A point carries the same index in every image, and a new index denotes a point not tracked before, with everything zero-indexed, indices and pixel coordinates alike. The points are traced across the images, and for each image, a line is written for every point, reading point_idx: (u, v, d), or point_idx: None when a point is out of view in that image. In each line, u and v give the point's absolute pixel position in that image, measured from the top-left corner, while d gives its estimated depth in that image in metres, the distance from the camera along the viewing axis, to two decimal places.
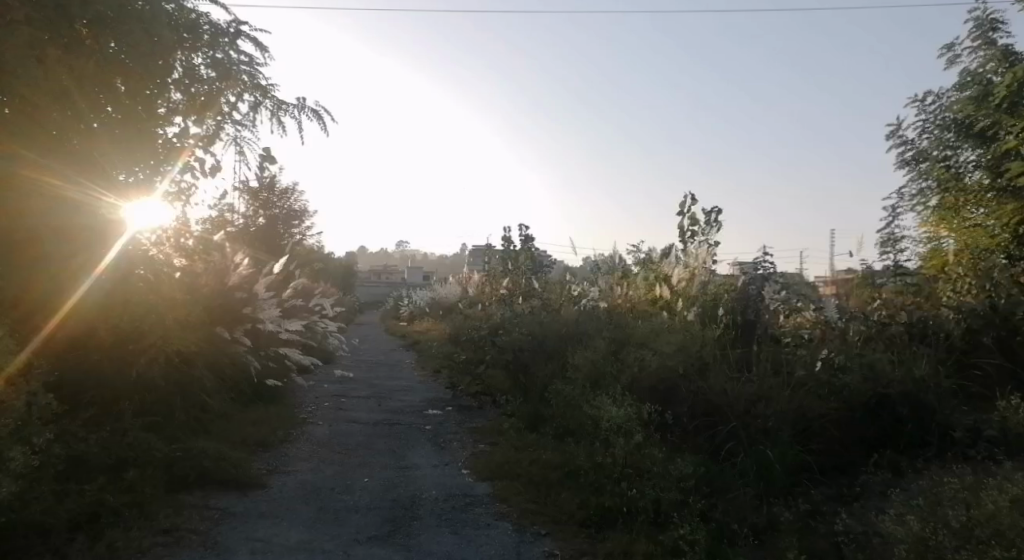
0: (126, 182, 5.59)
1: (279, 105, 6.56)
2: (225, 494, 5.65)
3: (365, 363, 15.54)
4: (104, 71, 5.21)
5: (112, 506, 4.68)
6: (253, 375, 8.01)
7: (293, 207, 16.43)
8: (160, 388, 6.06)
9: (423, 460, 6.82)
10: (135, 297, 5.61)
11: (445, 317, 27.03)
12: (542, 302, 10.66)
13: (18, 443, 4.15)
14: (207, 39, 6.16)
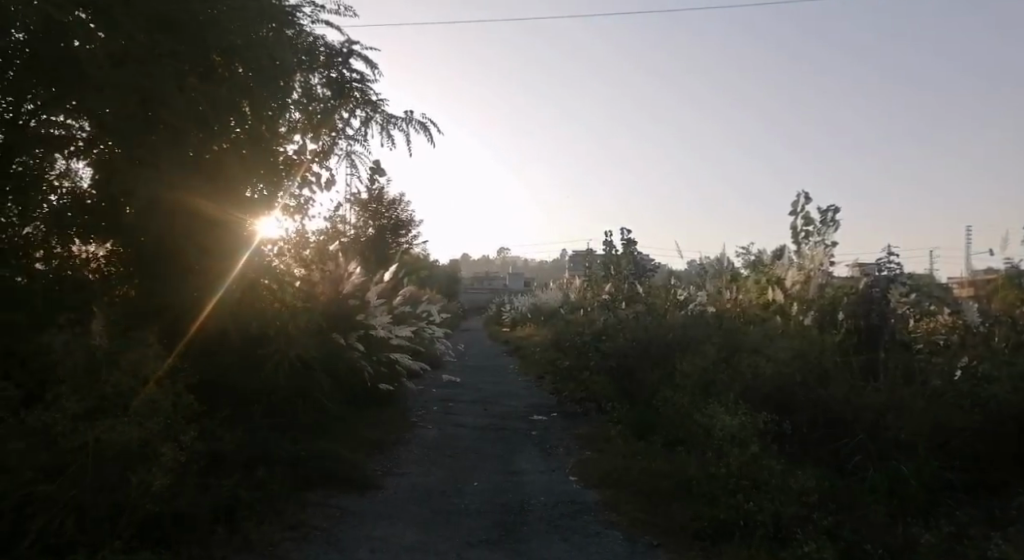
0: (252, 199, 5.97)
1: (388, 119, 6.84)
2: (346, 494, 5.97)
3: (472, 368, 15.91)
4: (232, 95, 5.52)
5: (247, 501, 5.04)
6: (367, 379, 8.41)
7: (400, 217, 17.18)
8: (284, 391, 6.39)
9: (529, 466, 6.86)
10: (259, 304, 6.06)
11: (546, 323, 27.12)
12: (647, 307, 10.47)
13: (168, 441, 4.56)
14: (324, 61, 6.56)
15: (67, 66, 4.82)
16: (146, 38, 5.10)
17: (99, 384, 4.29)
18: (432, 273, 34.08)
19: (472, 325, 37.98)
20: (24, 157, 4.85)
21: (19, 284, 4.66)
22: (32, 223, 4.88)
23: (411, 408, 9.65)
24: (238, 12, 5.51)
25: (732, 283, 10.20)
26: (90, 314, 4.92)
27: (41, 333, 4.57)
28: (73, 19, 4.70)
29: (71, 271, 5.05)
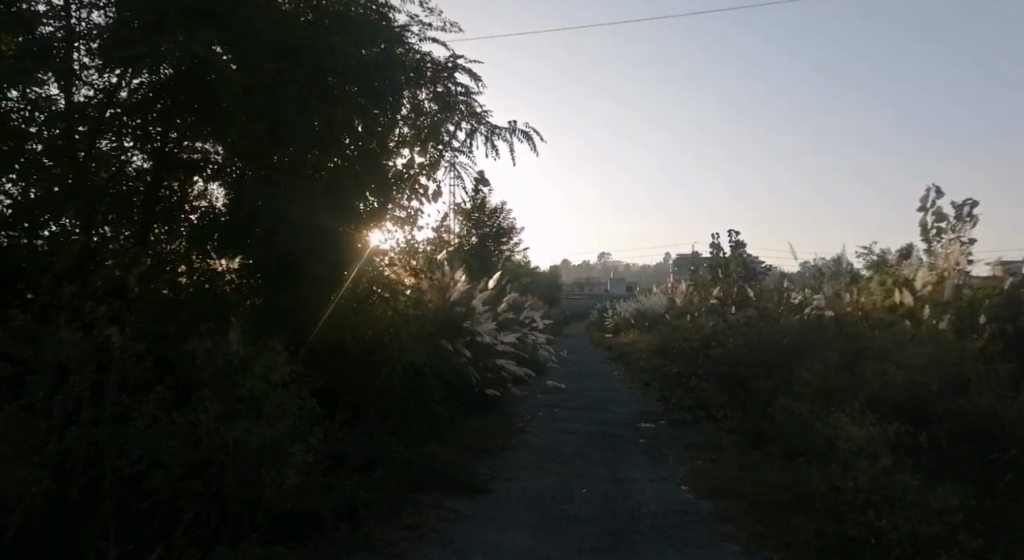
0: (363, 210, 6.18)
1: (492, 130, 6.99)
2: (458, 497, 6.15)
3: (576, 375, 15.92)
4: (347, 115, 5.84)
5: (365, 501, 5.28)
6: (475, 386, 8.60)
7: (502, 225, 17.47)
8: (396, 395, 6.65)
9: (638, 474, 6.75)
10: (375, 313, 6.30)
11: (648, 329, 26.65)
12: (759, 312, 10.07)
13: (298, 442, 4.87)
14: (431, 77, 6.72)
15: (207, 96, 5.43)
16: (272, 67, 5.43)
17: (239, 387, 4.57)
18: (530, 280, 34.39)
19: (569, 332, 37.94)
20: (170, 181, 5.64)
21: (165, 295, 5.15)
22: (177, 239, 5.49)
23: (517, 414, 9.77)
24: (352, 36, 5.90)
25: (855, 286, 9.62)
26: (229, 326, 5.13)
27: (186, 340, 4.90)
28: (212, 52, 5.11)
29: (212, 288, 5.37)
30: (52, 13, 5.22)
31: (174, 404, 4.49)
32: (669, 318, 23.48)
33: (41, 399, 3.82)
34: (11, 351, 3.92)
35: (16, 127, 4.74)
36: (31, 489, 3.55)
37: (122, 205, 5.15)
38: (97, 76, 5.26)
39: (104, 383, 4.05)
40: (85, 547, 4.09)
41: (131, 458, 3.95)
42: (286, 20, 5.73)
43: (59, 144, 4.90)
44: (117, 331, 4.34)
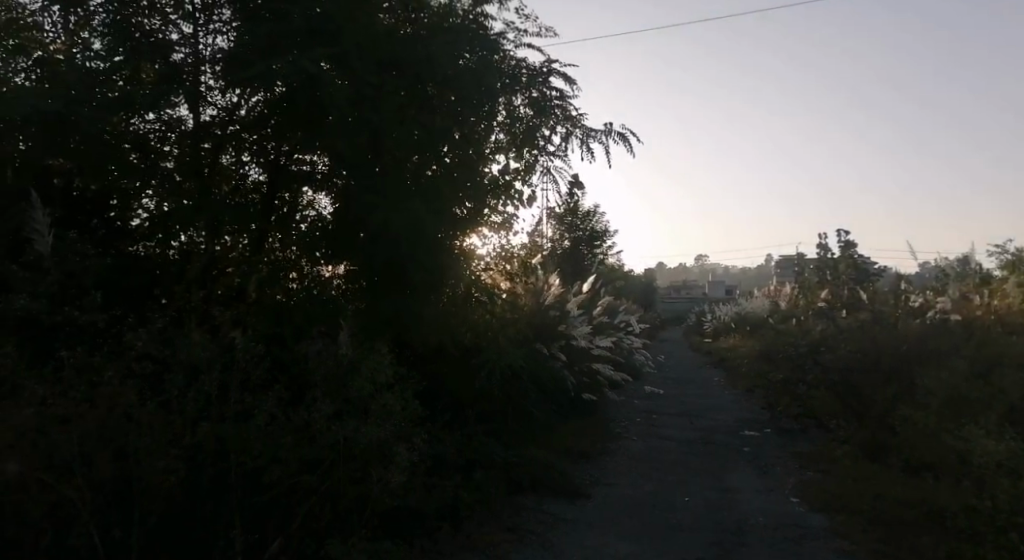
0: (460, 215, 6.35)
1: (588, 133, 6.94)
2: (558, 502, 6.17)
3: (673, 380, 15.57)
4: (445, 123, 6.09)
5: (466, 502, 5.37)
6: (572, 390, 8.59)
7: (596, 228, 17.33)
8: (494, 398, 6.76)
9: (744, 484, 6.51)
10: (473, 314, 6.50)
11: (750, 334, 25.63)
12: (874, 315, 9.48)
13: (404, 442, 5.01)
14: (528, 83, 6.70)
15: (318, 110, 5.55)
16: (376, 78, 5.71)
17: (348, 388, 4.74)
18: (620, 283, 33.92)
19: (659, 336, 37.13)
20: (284, 193, 5.92)
21: (280, 300, 5.46)
22: (290, 246, 5.73)
23: (613, 419, 9.67)
24: (449, 46, 6.02)
25: (986, 289, 8.88)
26: (338, 328, 5.42)
27: (300, 342, 5.15)
28: (321, 69, 5.41)
29: (320, 292, 5.72)
30: (183, 41, 5.72)
31: (290, 402, 4.72)
32: (770, 322, 22.50)
33: (176, 395, 4.11)
34: (150, 351, 4.24)
35: (153, 146, 5.45)
36: (168, 479, 3.83)
37: (242, 215, 5.36)
38: (220, 96, 5.68)
39: (228, 383, 4.31)
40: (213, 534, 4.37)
41: (252, 453, 4.19)
42: (388, 35, 5.92)
43: (187, 160, 5.50)
44: (240, 334, 4.63)
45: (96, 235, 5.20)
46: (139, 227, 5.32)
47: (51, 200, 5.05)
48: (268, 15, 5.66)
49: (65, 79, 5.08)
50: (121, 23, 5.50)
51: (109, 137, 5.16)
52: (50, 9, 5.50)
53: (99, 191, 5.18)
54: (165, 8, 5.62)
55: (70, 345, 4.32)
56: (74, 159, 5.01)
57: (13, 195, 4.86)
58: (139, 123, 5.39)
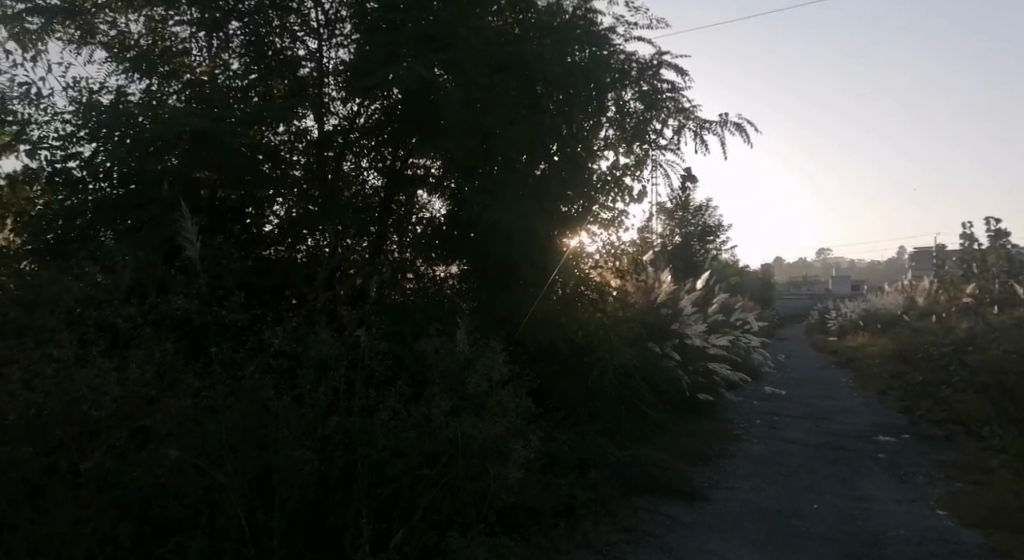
0: (568, 213, 6.26)
1: (702, 124, 6.73)
2: (675, 503, 6.03)
3: (796, 381, 14.76)
4: (552, 123, 6.13)
5: (581, 500, 5.38)
6: (686, 390, 8.39)
7: (708, 223, 16.76)
8: (607, 396, 6.81)
9: (881, 493, 6.07)
10: (588, 315, 6.40)
11: (881, 334, 23.88)
12: None
13: (520, 438, 5.08)
14: (637, 76, 6.55)
15: (432, 115, 5.82)
16: (488, 80, 5.80)
17: (464, 386, 4.85)
18: (743, 280, 32.54)
19: (773, 335, 35.28)
20: (399, 197, 6.21)
21: (399, 300, 5.68)
22: (406, 248, 5.96)
23: (731, 420, 9.36)
24: (557, 44, 6.07)
25: None
26: (454, 326, 5.50)
27: (418, 340, 5.30)
28: (436, 75, 5.66)
29: (434, 292, 5.85)
30: (310, 56, 6.11)
31: (411, 397, 4.89)
32: (903, 321, 20.77)
33: (309, 390, 4.35)
34: (285, 348, 4.53)
35: (283, 155, 5.81)
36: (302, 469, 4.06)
37: (360, 217, 5.75)
38: (342, 106, 6.05)
39: (354, 380, 4.54)
40: (343, 522, 4.55)
41: (377, 446, 4.38)
42: (496, 37, 6.02)
43: (314, 167, 5.93)
44: (366, 332, 4.87)
45: (238, 239, 5.57)
46: (272, 232, 5.73)
47: (200, 209, 5.51)
48: (384, 26, 5.91)
49: (208, 98, 5.62)
50: (257, 42, 5.93)
51: (245, 148, 5.55)
52: (197, 34, 5.95)
53: (238, 200, 5.62)
54: (293, 27, 6.05)
55: (217, 342, 4.69)
56: (218, 170, 5.46)
57: (168, 207, 5.32)
58: (272, 136, 5.74)
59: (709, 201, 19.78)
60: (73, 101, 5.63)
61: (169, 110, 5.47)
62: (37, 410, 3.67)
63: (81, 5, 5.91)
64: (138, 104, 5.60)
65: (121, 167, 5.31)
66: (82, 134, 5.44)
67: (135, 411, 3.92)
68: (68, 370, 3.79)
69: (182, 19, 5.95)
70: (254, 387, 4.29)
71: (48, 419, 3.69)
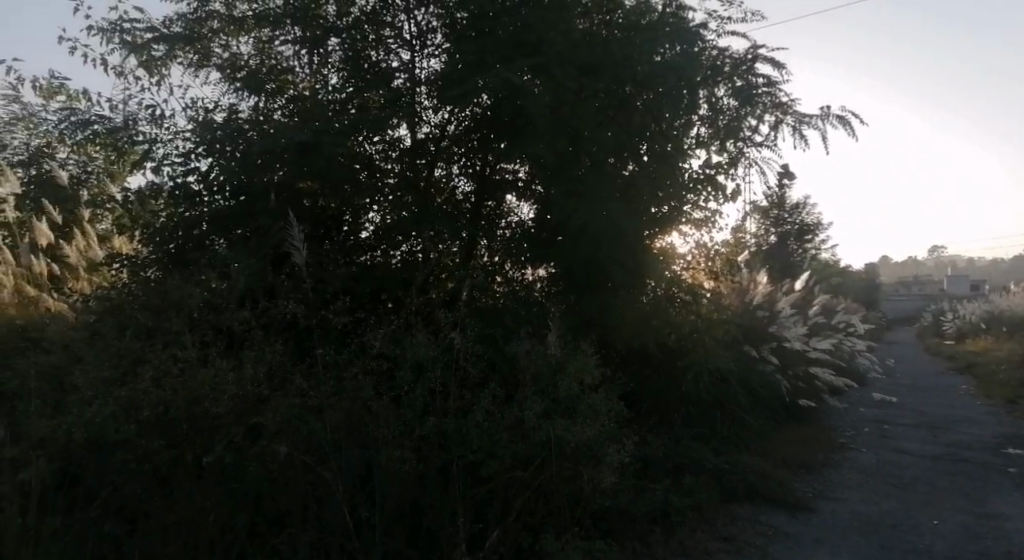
0: (658, 214, 6.18)
1: (802, 119, 6.47)
2: (777, 512, 5.80)
3: (907, 388, 13.82)
4: (642, 123, 6.04)
5: (678, 507, 5.26)
6: (785, 395, 8.10)
7: (807, 221, 16.02)
8: (701, 399, 6.72)
9: (1011, 511, 5.59)
10: (681, 317, 6.26)
11: (1005, 339, 21.94)
12: None
13: (615, 442, 5.04)
14: (730, 72, 6.37)
15: (521, 119, 5.83)
16: (577, 83, 5.79)
17: (556, 389, 4.86)
18: (843, 280, 30.83)
19: (878, 338, 33.21)
20: (489, 202, 6.34)
21: (493, 303, 5.73)
22: (498, 252, 6.03)
23: (836, 426, 8.92)
24: (647, 43, 5.96)
25: None
26: (544, 329, 5.52)
27: (509, 343, 5.38)
28: (526, 80, 5.66)
29: (523, 293, 5.92)
30: (403, 67, 6.32)
31: (504, 399, 4.94)
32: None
33: (406, 391, 4.47)
34: (385, 351, 4.69)
35: (378, 164, 6.02)
36: (401, 467, 4.17)
37: (451, 223, 5.84)
38: (433, 115, 6.17)
39: (448, 382, 4.64)
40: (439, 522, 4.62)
41: (471, 447, 4.46)
42: (585, 39, 6.02)
43: (407, 175, 6.05)
44: (461, 335, 4.97)
45: (341, 245, 5.86)
46: (368, 238, 5.94)
47: (303, 216, 5.80)
48: (474, 34, 6.02)
49: (309, 111, 5.89)
50: (354, 56, 6.19)
51: (344, 159, 5.77)
52: (300, 52, 6.34)
53: (338, 207, 5.94)
54: (388, 40, 6.27)
55: (322, 343, 4.93)
56: (319, 178, 5.71)
57: (275, 216, 5.64)
58: (367, 145, 5.94)
59: (806, 197, 18.93)
60: (191, 120, 6.07)
61: (274, 125, 5.77)
62: (166, 406, 3.98)
63: (198, 31, 6.38)
64: (247, 120, 5.93)
65: (231, 179, 5.65)
66: (200, 150, 5.85)
67: (249, 409, 4.17)
68: (192, 370, 4.08)
69: (287, 39, 6.31)
70: (356, 387, 4.46)
71: (174, 415, 3.98)
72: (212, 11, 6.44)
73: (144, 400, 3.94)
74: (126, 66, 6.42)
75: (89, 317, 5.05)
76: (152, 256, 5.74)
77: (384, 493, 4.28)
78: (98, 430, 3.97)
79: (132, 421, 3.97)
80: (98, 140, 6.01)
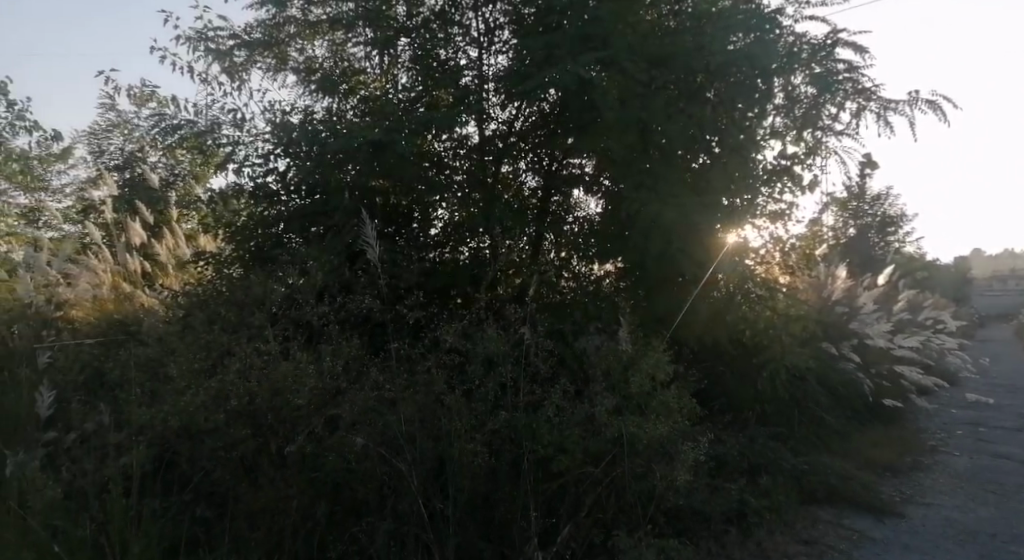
0: (729, 207, 5.95)
1: (887, 105, 6.22)
2: (861, 516, 5.58)
3: (1002, 388, 13.00)
4: (714, 116, 5.87)
5: (754, 508, 5.13)
6: (868, 395, 7.79)
7: (889, 213, 15.28)
8: (775, 398, 6.67)
9: None
10: (754, 310, 6.11)
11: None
12: None
13: (691, 439, 4.95)
14: (809, 58, 6.12)
15: (589, 113, 5.80)
16: (647, 76, 5.69)
17: (628, 385, 4.78)
18: (926, 275, 29.23)
19: (964, 337, 31.32)
20: (557, 197, 6.26)
21: (564, 297, 5.78)
22: (562, 248, 6.00)
23: (924, 427, 8.49)
24: (720, 32, 5.80)
25: None
26: (614, 325, 5.44)
27: (579, 338, 5.31)
28: (595, 73, 5.60)
29: (591, 288, 5.91)
30: (471, 64, 6.37)
31: (576, 394, 4.86)
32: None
33: (478, 384, 4.51)
34: (457, 345, 4.70)
35: (447, 162, 6.05)
36: (474, 461, 4.22)
37: (519, 217, 5.90)
38: (501, 111, 6.21)
39: (519, 377, 4.64)
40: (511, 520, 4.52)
41: (543, 442, 4.41)
42: (654, 30, 5.95)
43: (474, 172, 6.13)
44: (532, 330, 4.97)
45: (415, 240, 6.01)
46: (436, 236, 6.04)
47: (375, 214, 5.94)
48: (543, 29, 6.02)
49: (382, 110, 6.01)
50: (424, 56, 6.25)
51: (414, 157, 5.82)
52: (371, 53, 6.48)
53: (409, 205, 6.04)
54: (457, 39, 6.35)
55: (397, 338, 5.03)
56: (389, 177, 5.82)
57: (349, 214, 5.81)
58: (438, 143, 6.00)
59: (888, 188, 18.05)
60: (270, 122, 6.30)
61: (347, 125, 5.89)
62: (250, 397, 4.13)
63: (277, 36, 6.65)
64: (322, 120, 6.11)
65: (308, 179, 5.89)
66: (278, 150, 6.10)
67: (328, 401, 4.30)
68: (273, 363, 4.21)
69: (359, 41, 6.49)
70: (428, 381, 4.50)
71: (258, 405, 4.14)
72: (289, 16, 6.67)
73: (231, 391, 4.10)
74: (209, 72, 6.72)
75: (179, 311, 5.30)
76: (234, 254, 6.03)
77: (457, 486, 4.33)
78: (189, 418, 4.17)
79: (220, 412, 4.14)
80: (186, 143, 6.35)
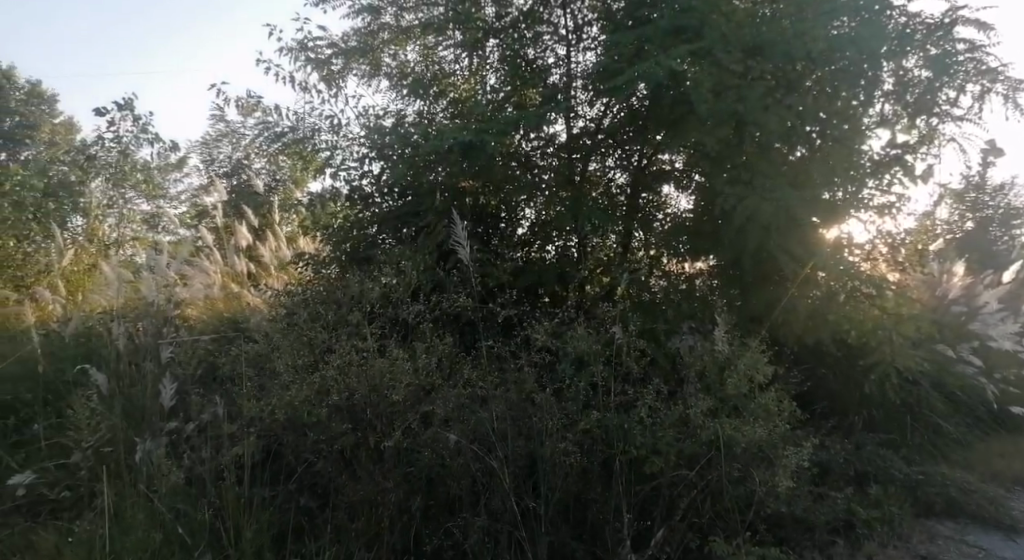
0: (832, 200, 5.59)
1: (1015, 86, 5.75)
2: (986, 533, 5.18)
3: None
4: (815, 105, 5.52)
5: (864, 519, 4.85)
6: (990, 402, 7.19)
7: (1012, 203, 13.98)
8: (886, 404, 6.44)
9: None
10: (858, 309, 5.66)
11: None
12: None
13: (795, 445, 4.71)
14: (923, 39, 5.75)
15: (681, 107, 5.62)
16: (742, 66, 5.43)
17: (723, 388, 4.51)
18: None
19: None
20: (647, 194, 6.19)
21: (655, 296, 5.73)
22: (647, 246, 5.97)
23: None
24: (824, 16, 5.53)
25: None
26: (708, 324, 5.28)
27: (671, 338, 5.22)
28: (686, 67, 5.46)
29: (681, 285, 5.83)
30: (559, 62, 6.37)
31: (669, 395, 4.74)
32: None
33: (568, 384, 4.49)
34: (548, 343, 4.64)
35: (536, 161, 6.08)
36: (565, 460, 4.18)
37: (607, 215, 5.88)
38: (589, 109, 6.18)
39: (611, 377, 4.58)
40: (604, 521, 4.44)
41: (635, 443, 4.31)
42: (749, 17, 5.69)
43: (562, 170, 6.09)
44: (624, 330, 4.89)
45: (503, 239, 6.12)
46: (523, 235, 6.10)
47: (465, 214, 6.02)
48: (632, 23, 6.02)
49: (471, 111, 6.12)
50: (512, 55, 6.31)
51: (502, 158, 5.89)
52: (462, 55, 6.61)
53: (497, 205, 6.09)
54: (546, 38, 6.35)
55: (488, 337, 5.08)
56: (478, 177, 5.90)
57: (440, 213, 5.96)
58: (526, 143, 6.02)
59: None
60: (365, 126, 6.51)
61: (437, 128, 5.99)
62: (350, 393, 4.26)
63: (372, 43, 6.89)
64: (413, 123, 6.29)
65: (400, 181, 6.06)
66: (372, 154, 6.32)
67: (421, 398, 4.39)
68: (371, 360, 4.32)
69: (449, 44, 6.62)
70: (519, 379, 4.52)
71: (357, 401, 4.27)
72: (383, 23, 6.92)
73: (330, 388, 4.24)
74: (309, 81, 7.02)
75: (283, 309, 5.58)
76: (332, 254, 6.33)
77: (549, 485, 4.32)
78: (293, 413, 4.37)
79: (322, 406, 4.29)
80: (288, 150, 6.70)
